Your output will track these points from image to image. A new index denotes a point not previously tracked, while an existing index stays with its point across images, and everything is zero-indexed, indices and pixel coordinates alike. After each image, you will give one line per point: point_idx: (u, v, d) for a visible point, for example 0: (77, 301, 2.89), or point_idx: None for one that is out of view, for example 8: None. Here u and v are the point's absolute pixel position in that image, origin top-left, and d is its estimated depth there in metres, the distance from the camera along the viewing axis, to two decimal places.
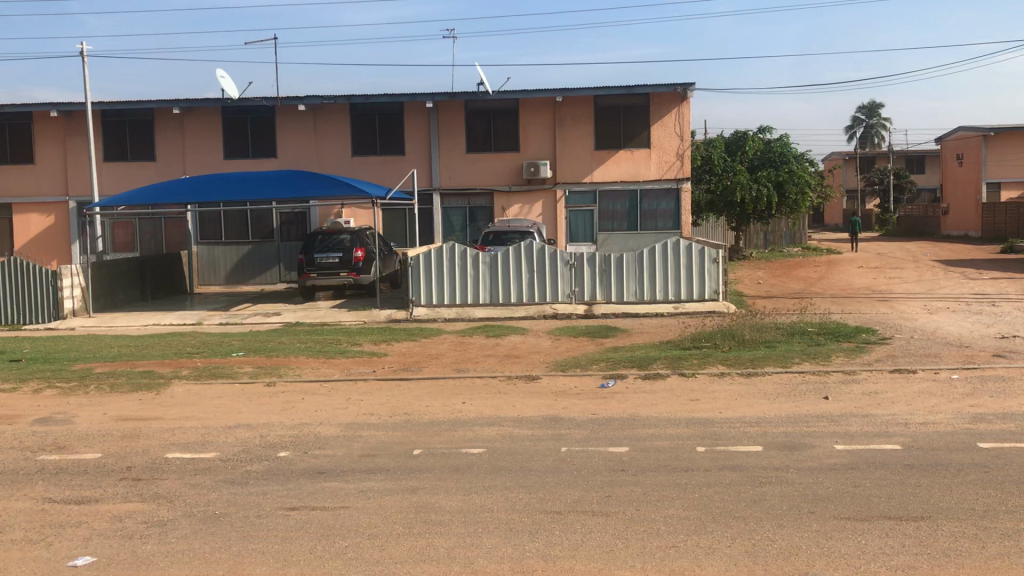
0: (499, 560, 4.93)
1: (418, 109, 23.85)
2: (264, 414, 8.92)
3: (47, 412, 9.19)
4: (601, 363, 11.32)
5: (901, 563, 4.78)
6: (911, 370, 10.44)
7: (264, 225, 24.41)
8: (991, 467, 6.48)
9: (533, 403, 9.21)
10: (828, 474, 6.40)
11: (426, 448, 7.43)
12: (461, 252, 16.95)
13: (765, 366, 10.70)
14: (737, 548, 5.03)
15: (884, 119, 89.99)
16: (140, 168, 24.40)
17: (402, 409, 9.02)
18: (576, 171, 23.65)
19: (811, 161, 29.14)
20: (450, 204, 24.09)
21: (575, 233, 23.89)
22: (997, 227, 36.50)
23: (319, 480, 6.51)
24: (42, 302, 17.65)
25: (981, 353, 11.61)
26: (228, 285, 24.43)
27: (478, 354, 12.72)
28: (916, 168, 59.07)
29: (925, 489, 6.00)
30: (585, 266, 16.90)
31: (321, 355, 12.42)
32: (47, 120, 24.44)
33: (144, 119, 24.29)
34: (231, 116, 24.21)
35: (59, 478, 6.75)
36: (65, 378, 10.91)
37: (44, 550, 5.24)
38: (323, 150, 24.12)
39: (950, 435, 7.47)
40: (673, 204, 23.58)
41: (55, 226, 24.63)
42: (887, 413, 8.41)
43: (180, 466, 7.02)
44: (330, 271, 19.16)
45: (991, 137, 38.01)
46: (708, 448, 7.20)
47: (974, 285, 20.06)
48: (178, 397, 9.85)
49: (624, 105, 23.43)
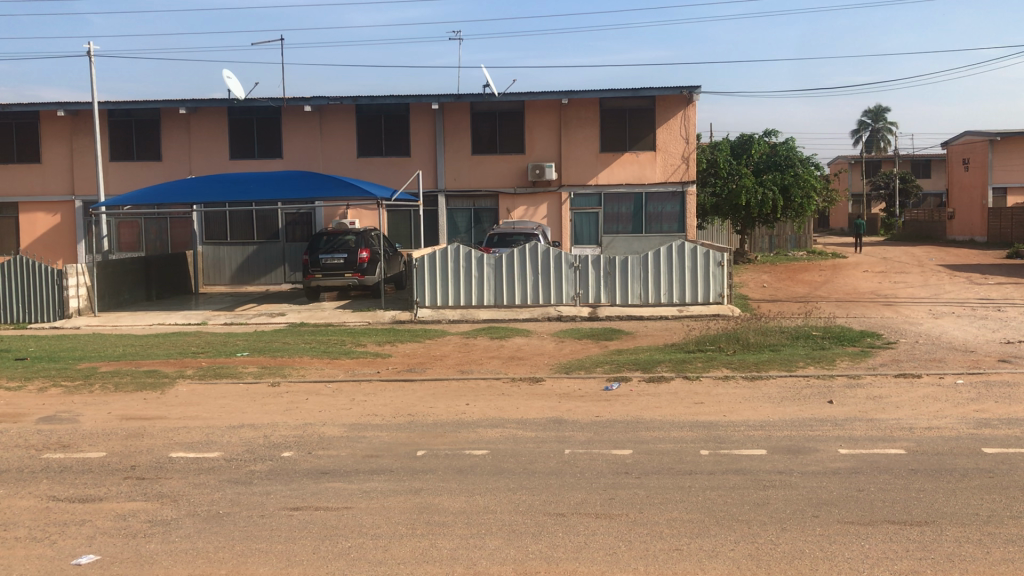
0: (503, 560, 4.94)
1: (424, 110, 23.86)
2: (268, 415, 8.92)
3: (51, 411, 9.20)
4: (606, 366, 11.29)
5: (906, 568, 4.77)
6: (916, 375, 10.39)
7: (269, 226, 24.46)
8: (996, 472, 6.47)
9: (537, 404, 9.22)
10: (831, 478, 6.40)
11: (429, 449, 7.45)
12: (466, 253, 16.96)
13: (769, 370, 10.68)
14: (740, 551, 5.02)
15: (888, 128, 89.44)
16: (147, 168, 24.47)
17: (406, 410, 9.04)
18: (581, 173, 23.64)
19: (817, 165, 29.12)
20: (456, 205, 24.14)
21: (581, 235, 23.90)
22: (1003, 231, 36.33)
23: (322, 481, 6.52)
24: (35, 275, 17.67)
25: (987, 358, 11.57)
26: (233, 285, 24.51)
27: (483, 355, 12.76)
28: (922, 172, 59.12)
29: (929, 494, 5.98)
30: (590, 269, 16.86)
31: (325, 356, 12.44)
32: (53, 119, 24.48)
33: (150, 118, 24.33)
34: (237, 117, 24.25)
35: (63, 477, 6.76)
36: (70, 376, 10.95)
37: (48, 548, 5.26)
38: (328, 151, 24.17)
39: (955, 440, 7.45)
40: (678, 207, 23.54)
41: (60, 225, 24.69)
42: (892, 417, 8.40)
43: (184, 466, 7.03)
44: (335, 272, 19.16)
45: (998, 141, 37.92)
46: (711, 452, 7.19)
47: (980, 290, 19.99)
48: (182, 397, 9.86)
49: (630, 108, 23.38)
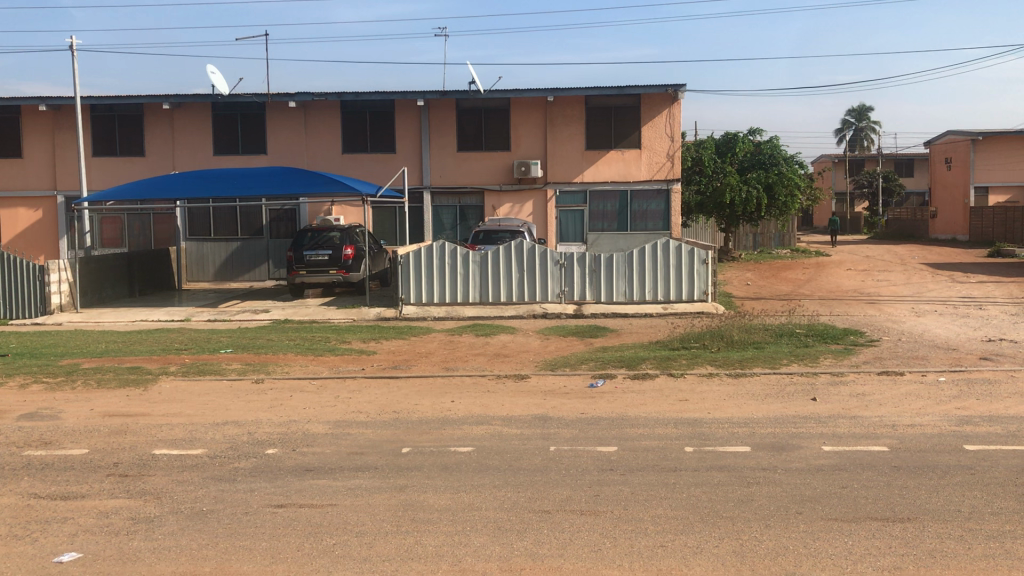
0: (487, 558, 4.94)
1: (409, 107, 23.80)
2: (252, 411, 8.87)
3: (32, 408, 9.10)
4: (590, 363, 11.31)
5: (888, 564, 4.81)
6: (899, 372, 10.47)
7: (253, 223, 24.30)
8: (978, 468, 6.54)
9: (522, 402, 9.21)
10: (815, 475, 6.44)
11: (414, 446, 7.42)
12: (450, 251, 16.94)
13: (754, 367, 10.75)
14: (725, 548, 5.05)
15: (874, 125, 90.10)
16: (130, 163, 24.26)
17: (391, 407, 9.01)
18: (566, 170, 23.67)
19: (801, 163, 29.23)
20: (441, 203, 24.11)
21: (566, 233, 23.93)
22: (984, 230, 36.55)
23: (307, 478, 6.49)
24: (13, 269, 17.52)
25: (968, 356, 11.67)
26: (216, 281, 24.36)
27: (468, 352, 12.74)
28: (905, 171, 59.69)
29: (911, 491, 6.04)
30: (575, 266, 16.88)
31: (309, 353, 12.39)
32: (35, 114, 24.25)
33: (133, 113, 24.15)
34: (221, 112, 24.10)
35: (45, 475, 6.69)
36: (52, 373, 10.85)
37: (30, 546, 5.20)
38: (313, 147, 24.05)
39: (937, 437, 7.52)
40: (663, 204, 23.63)
41: (41, 220, 24.44)
42: (874, 415, 8.46)
43: (168, 463, 6.99)
44: (318, 269, 19.07)
45: (980, 141, 38.35)
46: (696, 449, 7.22)
47: (962, 289, 20.13)
48: (165, 394, 9.81)
49: (615, 106, 23.42)
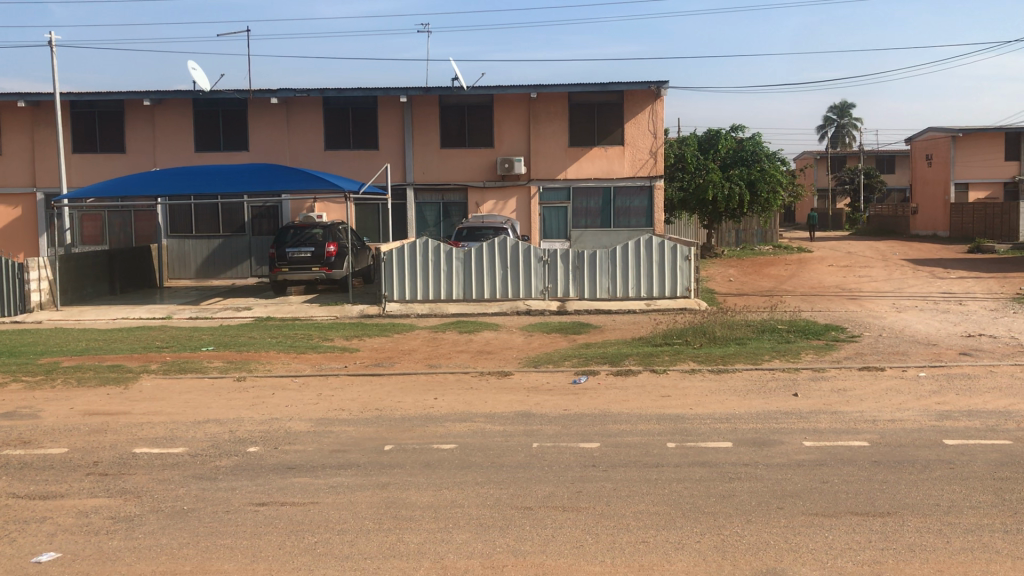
0: (470, 555, 4.94)
1: (392, 104, 23.70)
2: (234, 410, 8.80)
3: (9, 407, 8.99)
4: (574, 360, 11.32)
5: (868, 558, 4.85)
6: (880, 367, 10.55)
7: (234, 220, 24.14)
8: (957, 463, 6.61)
9: (505, 398, 9.22)
10: (796, 470, 6.47)
11: (397, 444, 7.41)
12: (434, 248, 16.89)
13: (736, 363, 10.81)
14: (706, 543, 5.08)
15: (856, 120, 90.75)
16: (110, 160, 24.06)
17: (373, 405, 8.97)
18: (549, 167, 23.68)
19: (783, 159, 29.35)
20: (424, 199, 24.07)
21: (549, 230, 23.94)
22: (964, 226, 36.86)
23: (289, 476, 6.47)
24: None
25: (948, 351, 11.78)
26: (198, 279, 24.18)
27: (451, 349, 12.73)
28: (886, 167, 60.22)
29: (891, 485, 6.09)
30: (559, 263, 16.87)
31: (292, 350, 12.33)
32: (14, 110, 24.00)
33: (114, 110, 23.92)
34: (202, 109, 23.93)
35: (23, 474, 6.63)
36: (30, 371, 10.73)
37: (8, 546, 5.15)
38: (295, 144, 23.95)
39: (917, 432, 7.58)
40: (646, 201, 23.69)
41: (21, 217, 24.19)
42: (855, 410, 8.51)
43: (148, 462, 6.94)
44: (301, 266, 18.96)
45: (960, 138, 38.69)
46: (678, 445, 7.25)
47: (942, 285, 20.32)
48: (146, 392, 9.73)
49: (598, 103, 23.45)
